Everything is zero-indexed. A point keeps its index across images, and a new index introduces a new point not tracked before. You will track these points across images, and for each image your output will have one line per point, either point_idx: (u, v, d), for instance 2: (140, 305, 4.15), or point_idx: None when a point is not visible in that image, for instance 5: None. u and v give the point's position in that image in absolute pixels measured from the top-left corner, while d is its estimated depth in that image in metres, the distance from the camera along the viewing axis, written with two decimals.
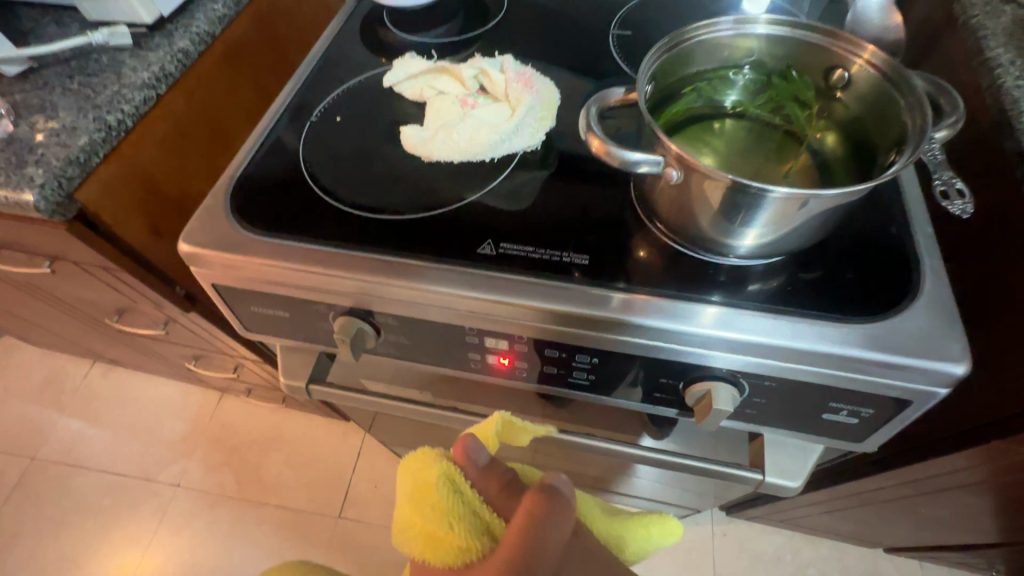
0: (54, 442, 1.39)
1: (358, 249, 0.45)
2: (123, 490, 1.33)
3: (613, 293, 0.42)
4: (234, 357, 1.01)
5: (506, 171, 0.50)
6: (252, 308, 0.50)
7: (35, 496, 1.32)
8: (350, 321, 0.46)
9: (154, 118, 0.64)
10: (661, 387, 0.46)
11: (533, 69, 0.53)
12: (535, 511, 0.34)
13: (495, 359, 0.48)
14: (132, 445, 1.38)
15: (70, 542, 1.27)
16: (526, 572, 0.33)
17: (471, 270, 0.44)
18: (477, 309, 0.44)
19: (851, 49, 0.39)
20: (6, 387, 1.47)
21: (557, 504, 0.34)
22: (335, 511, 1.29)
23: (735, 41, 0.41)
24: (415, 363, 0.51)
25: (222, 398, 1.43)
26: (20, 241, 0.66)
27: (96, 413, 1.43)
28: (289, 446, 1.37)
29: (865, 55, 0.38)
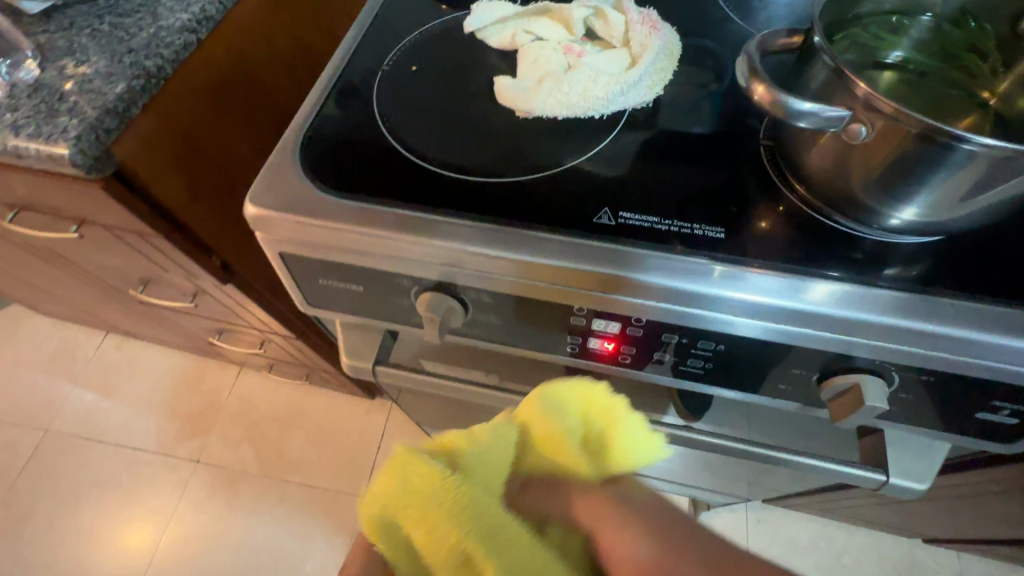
0: (68, 415, 1.35)
1: (452, 217, 0.40)
2: (141, 464, 1.29)
3: (733, 269, 0.37)
4: (263, 332, 0.96)
5: (615, 131, 0.44)
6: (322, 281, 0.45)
7: (51, 469, 1.29)
8: (438, 297, 0.41)
9: (194, 66, 0.57)
10: (788, 378, 0.41)
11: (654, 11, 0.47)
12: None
13: (598, 344, 0.43)
14: (149, 419, 1.34)
15: (89, 516, 1.24)
16: None
17: (576, 240, 0.38)
18: (585, 285, 0.38)
19: None
20: (16, 357, 1.42)
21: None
22: (359, 490, 1.26)
23: None
24: (502, 346, 0.46)
25: (241, 372, 1.39)
26: (45, 201, 0.60)
27: (110, 386, 1.38)
28: (310, 423, 1.33)
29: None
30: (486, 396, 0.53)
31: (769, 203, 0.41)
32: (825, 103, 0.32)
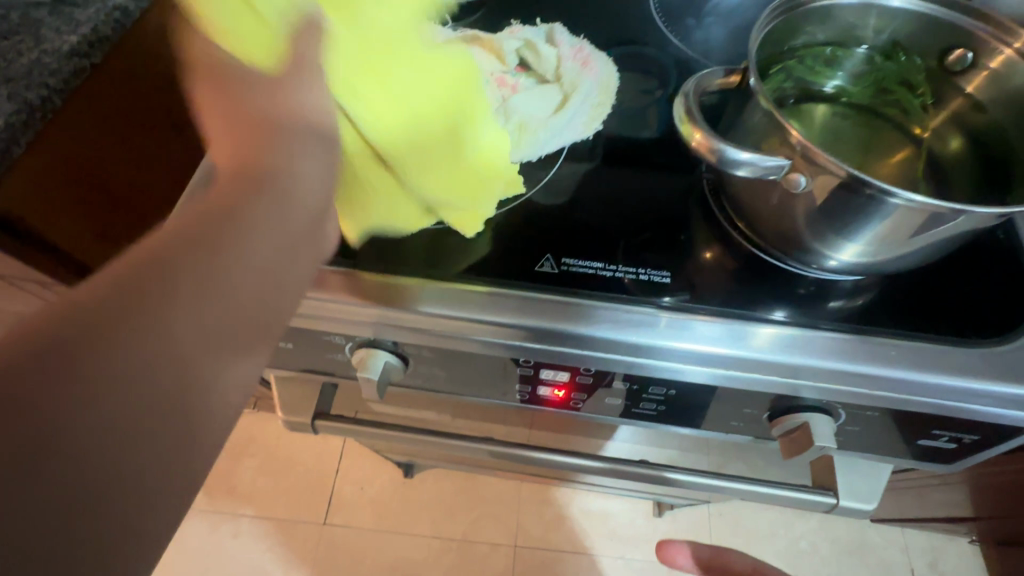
0: None
1: (382, 271, 0.37)
2: None
3: (676, 314, 0.36)
4: None
5: (556, 166, 0.42)
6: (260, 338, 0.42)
7: None
8: (371, 354, 0.38)
9: (105, 94, 0.49)
10: (741, 416, 0.40)
11: (587, 44, 0.45)
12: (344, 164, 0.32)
13: (548, 392, 0.41)
14: None
15: None
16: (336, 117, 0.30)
17: (519, 293, 0.36)
18: (530, 339, 0.36)
19: (996, 33, 0.35)
20: None
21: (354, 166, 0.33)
22: (319, 517, 1.21)
23: (857, 13, 0.36)
24: (449, 395, 0.44)
25: None
26: None
27: None
28: (261, 452, 1.26)
29: (1015, 44, 0.34)
30: (437, 439, 0.51)
31: (714, 237, 0.39)
32: (765, 150, 0.31)
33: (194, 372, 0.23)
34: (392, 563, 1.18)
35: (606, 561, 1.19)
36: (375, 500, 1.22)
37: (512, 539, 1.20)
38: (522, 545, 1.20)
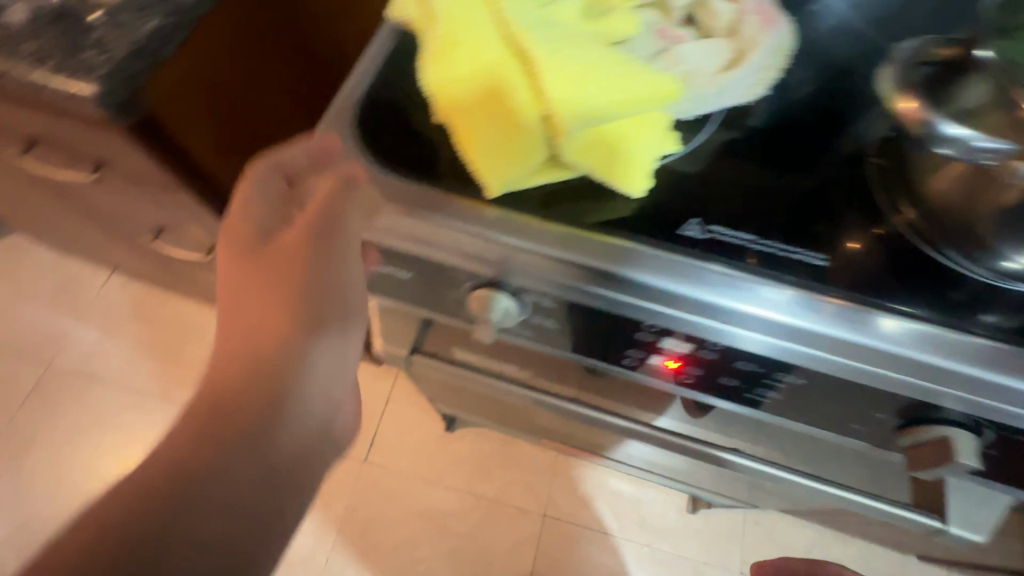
0: (73, 351, 1.38)
1: (509, 213, 0.35)
2: (144, 406, 1.32)
3: (813, 298, 0.33)
4: None
5: (709, 130, 0.38)
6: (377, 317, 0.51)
7: (58, 402, 1.33)
8: (493, 295, 0.38)
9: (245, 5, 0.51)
10: (864, 420, 0.38)
11: None
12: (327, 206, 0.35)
13: (660, 361, 0.39)
14: (155, 363, 1.36)
15: (93, 450, 1.28)
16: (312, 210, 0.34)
17: (587, 237, 0.35)
18: (590, 282, 0.35)
19: None
20: (26, 290, 1.45)
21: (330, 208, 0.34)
22: (360, 453, 1.26)
23: None
24: (550, 351, 0.43)
25: None
26: (65, 142, 0.56)
27: (116, 327, 1.40)
28: None
29: None
30: (524, 392, 0.51)
31: (868, 224, 0.36)
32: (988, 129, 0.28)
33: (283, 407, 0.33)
34: (422, 510, 1.22)
35: (630, 547, 1.19)
36: (413, 446, 1.26)
37: (541, 508, 1.22)
38: (551, 516, 1.21)
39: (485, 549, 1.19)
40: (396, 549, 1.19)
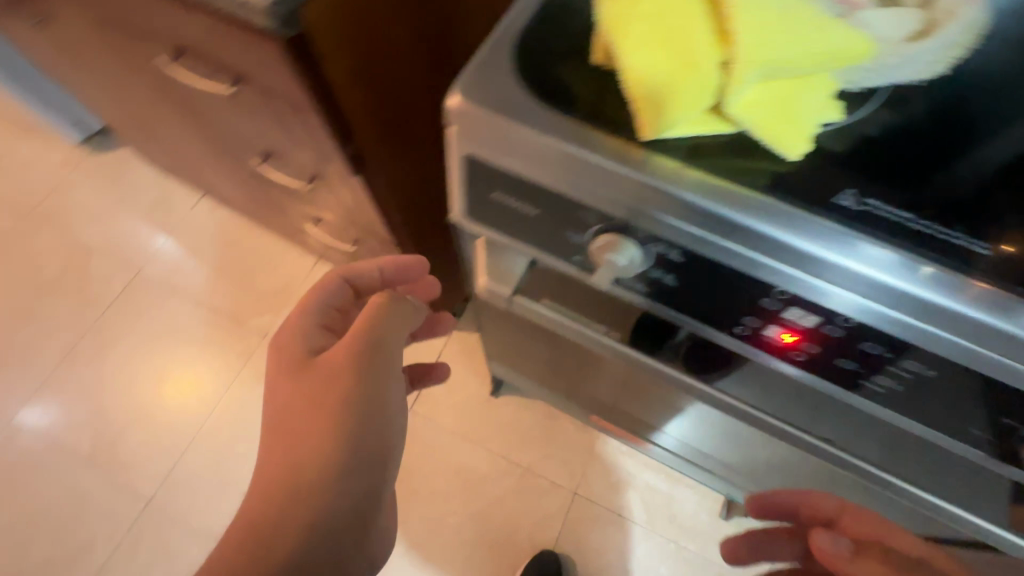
0: (159, 264, 1.49)
1: (647, 155, 0.35)
2: (215, 324, 1.41)
3: (973, 286, 0.31)
4: (362, 231, 0.96)
5: (872, 106, 0.37)
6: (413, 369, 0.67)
7: (141, 308, 1.44)
8: (621, 241, 0.38)
9: None
10: (988, 425, 0.37)
11: None
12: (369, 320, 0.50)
13: (776, 334, 0.39)
14: (229, 286, 1.45)
15: (166, 356, 1.38)
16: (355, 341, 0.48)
17: (708, 180, 0.34)
18: (705, 225, 0.35)
19: None
20: (126, 202, 1.57)
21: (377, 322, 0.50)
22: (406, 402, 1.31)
23: None
24: (658, 310, 0.43)
25: (316, 265, 1.46)
26: (215, 52, 0.60)
27: (199, 247, 1.50)
28: None
29: None
30: (616, 346, 0.51)
31: None
32: None
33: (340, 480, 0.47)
34: (457, 466, 1.25)
35: (657, 540, 1.19)
36: (457, 405, 1.30)
37: (573, 486, 1.23)
38: (581, 496, 1.22)
39: (513, 514, 1.21)
40: (428, 498, 1.23)
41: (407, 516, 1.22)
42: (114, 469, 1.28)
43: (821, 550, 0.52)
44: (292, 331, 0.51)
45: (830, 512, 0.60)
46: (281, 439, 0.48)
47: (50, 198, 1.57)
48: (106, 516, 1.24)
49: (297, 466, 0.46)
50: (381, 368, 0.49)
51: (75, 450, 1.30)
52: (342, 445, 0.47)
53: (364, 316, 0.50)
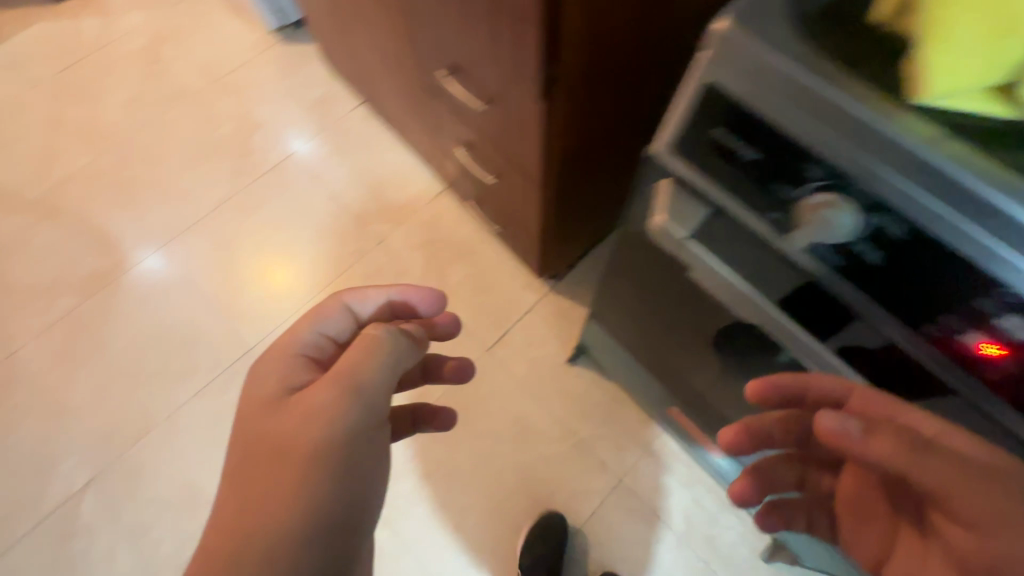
0: (309, 152, 1.63)
1: (909, 123, 0.39)
2: (341, 219, 1.53)
3: None
4: (510, 166, 1.01)
5: None
6: (416, 416, 0.89)
7: (284, 185, 1.59)
8: (844, 204, 0.40)
9: None
10: None
11: None
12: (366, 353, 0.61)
13: (973, 338, 0.40)
14: (362, 190, 1.57)
15: (293, 234, 1.52)
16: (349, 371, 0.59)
17: (965, 163, 0.37)
18: (952, 205, 0.37)
19: None
20: (297, 91, 1.72)
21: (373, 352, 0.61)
22: (486, 342, 1.36)
23: None
24: (841, 289, 0.45)
25: (441, 194, 1.54)
26: None
27: (346, 148, 1.63)
28: (474, 265, 1.44)
29: None
30: (765, 310, 0.55)
31: None
32: None
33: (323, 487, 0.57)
34: (515, 416, 1.29)
35: (687, 553, 1.17)
36: (533, 360, 1.34)
37: (619, 473, 1.23)
38: (625, 485, 1.22)
39: (554, 478, 1.24)
40: (480, 435, 1.28)
41: (457, 445, 1.28)
42: (228, 314, 1.42)
43: (821, 428, 0.45)
44: (291, 370, 0.64)
45: (837, 393, 0.53)
46: (260, 474, 0.57)
47: (238, 72, 1.76)
48: (212, 349, 1.38)
49: (276, 500, 0.56)
50: (367, 394, 0.60)
51: (202, 288, 1.46)
52: (325, 459, 0.57)
53: (358, 352, 0.61)
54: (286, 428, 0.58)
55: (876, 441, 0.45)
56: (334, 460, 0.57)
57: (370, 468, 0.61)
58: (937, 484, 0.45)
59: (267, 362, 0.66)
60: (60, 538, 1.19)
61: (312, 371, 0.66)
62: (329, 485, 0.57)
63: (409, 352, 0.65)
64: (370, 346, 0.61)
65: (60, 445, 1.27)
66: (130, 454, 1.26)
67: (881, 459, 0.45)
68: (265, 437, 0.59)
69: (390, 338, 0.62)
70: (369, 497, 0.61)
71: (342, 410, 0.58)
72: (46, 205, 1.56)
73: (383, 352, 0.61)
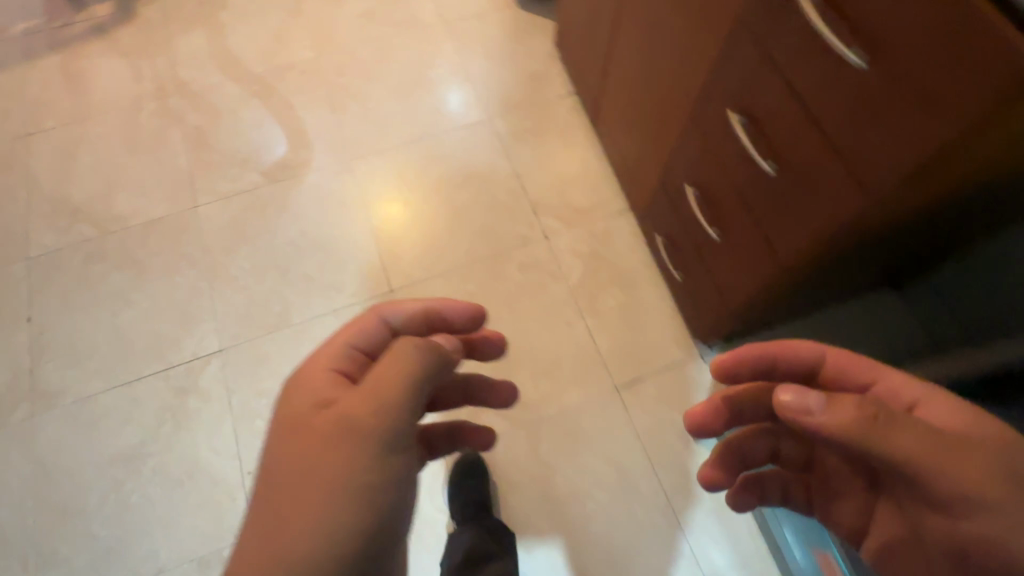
0: (508, 122, 1.61)
1: None
2: (516, 198, 1.50)
3: None
4: (754, 231, 0.92)
5: None
6: (455, 432, 0.86)
7: (473, 144, 1.58)
8: None
9: None
10: None
11: None
12: (397, 364, 0.59)
13: None
14: (546, 177, 1.52)
15: (466, 194, 1.51)
16: (383, 389, 0.58)
17: None
18: None
19: None
20: (517, 58, 1.70)
21: (403, 365, 0.59)
22: (616, 379, 1.29)
23: None
24: None
25: (621, 211, 1.47)
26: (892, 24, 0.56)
27: (544, 130, 1.59)
28: (630, 297, 1.37)
29: None
30: None
31: None
32: None
33: (339, 498, 0.55)
34: (621, 466, 1.23)
35: None
36: (657, 418, 1.26)
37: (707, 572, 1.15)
38: None
39: (638, 546, 1.17)
40: (578, 469, 1.23)
41: (552, 469, 1.23)
42: (384, 249, 1.43)
43: (785, 405, 0.50)
44: (318, 389, 0.62)
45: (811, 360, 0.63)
46: (286, 492, 0.56)
47: (470, 21, 1.76)
48: (360, 275, 1.40)
49: (302, 526, 0.54)
50: (399, 411, 0.58)
51: (369, 213, 1.48)
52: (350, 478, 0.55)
53: (391, 366, 0.59)
54: (310, 446, 0.57)
55: (837, 410, 0.48)
56: (360, 477, 0.56)
57: (401, 491, 0.58)
58: (913, 452, 0.48)
59: (296, 381, 0.63)
60: (177, 391, 1.26)
61: (343, 388, 0.63)
62: (355, 504, 0.55)
63: (443, 369, 0.62)
64: (404, 361, 0.59)
65: (206, 307, 1.35)
66: (259, 341, 1.31)
67: (850, 432, 0.48)
68: (286, 460, 0.57)
69: (423, 353, 0.60)
70: (399, 531, 0.59)
71: (375, 425, 0.57)
72: (264, 82, 1.65)
73: (417, 367, 0.60)
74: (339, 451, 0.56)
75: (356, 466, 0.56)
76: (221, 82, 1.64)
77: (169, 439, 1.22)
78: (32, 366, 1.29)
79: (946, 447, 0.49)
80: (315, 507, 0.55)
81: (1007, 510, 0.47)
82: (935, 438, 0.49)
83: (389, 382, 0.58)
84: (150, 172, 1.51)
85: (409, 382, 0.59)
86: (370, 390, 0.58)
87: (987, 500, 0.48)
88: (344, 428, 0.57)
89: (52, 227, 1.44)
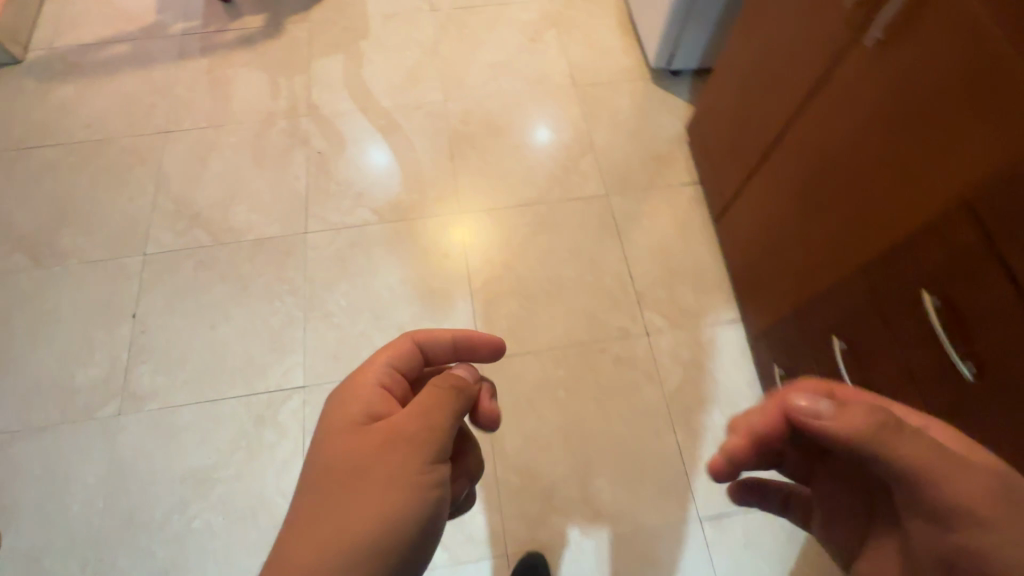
0: (625, 201, 1.56)
1: None
2: (623, 284, 1.44)
3: None
4: None
5: None
6: None
7: (586, 218, 1.53)
8: None
9: None
10: None
11: None
12: (444, 390, 0.64)
13: None
14: (657, 267, 1.46)
15: (571, 269, 1.46)
16: (431, 411, 0.62)
17: None
18: None
19: None
20: (645, 135, 1.66)
21: (450, 391, 0.64)
22: (701, 507, 1.21)
23: None
24: None
25: (731, 321, 1.39)
26: None
27: (662, 217, 1.53)
28: (729, 418, 1.28)
29: None
30: None
31: None
32: None
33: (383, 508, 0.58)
34: None
35: None
36: (741, 562, 1.17)
37: None
38: None
39: None
40: None
41: None
42: (481, 311, 1.40)
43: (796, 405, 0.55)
44: (368, 404, 0.66)
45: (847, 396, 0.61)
46: (330, 497, 0.58)
47: (601, 87, 1.74)
48: None
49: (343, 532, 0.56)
50: (443, 436, 0.62)
51: (471, 271, 1.45)
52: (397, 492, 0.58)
53: (440, 389, 0.64)
54: (358, 454, 0.61)
55: (844, 414, 0.52)
56: (401, 492, 0.59)
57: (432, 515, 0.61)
58: (915, 458, 0.49)
59: (343, 396, 0.67)
60: (257, 421, 1.26)
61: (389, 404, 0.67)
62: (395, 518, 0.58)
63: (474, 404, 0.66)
64: (449, 391, 0.64)
65: (299, 338, 1.35)
66: None
67: (858, 434, 0.50)
68: (344, 457, 0.61)
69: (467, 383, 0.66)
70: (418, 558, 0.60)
71: (426, 437, 0.61)
72: (391, 118, 1.67)
73: (462, 395, 0.65)
74: (390, 461, 0.60)
75: (401, 480, 0.59)
76: (351, 110, 1.68)
77: (241, 468, 1.22)
78: (128, 364, 1.32)
79: (948, 462, 0.49)
80: (360, 516, 0.57)
81: (1001, 529, 0.46)
82: (944, 453, 0.49)
83: (436, 406, 0.63)
84: (270, 189, 1.54)
85: (455, 408, 0.64)
86: (417, 410, 0.63)
87: (983, 517, 0.47)
88: (393, 439, 0.61)
89: (171, 228, 1.48)
